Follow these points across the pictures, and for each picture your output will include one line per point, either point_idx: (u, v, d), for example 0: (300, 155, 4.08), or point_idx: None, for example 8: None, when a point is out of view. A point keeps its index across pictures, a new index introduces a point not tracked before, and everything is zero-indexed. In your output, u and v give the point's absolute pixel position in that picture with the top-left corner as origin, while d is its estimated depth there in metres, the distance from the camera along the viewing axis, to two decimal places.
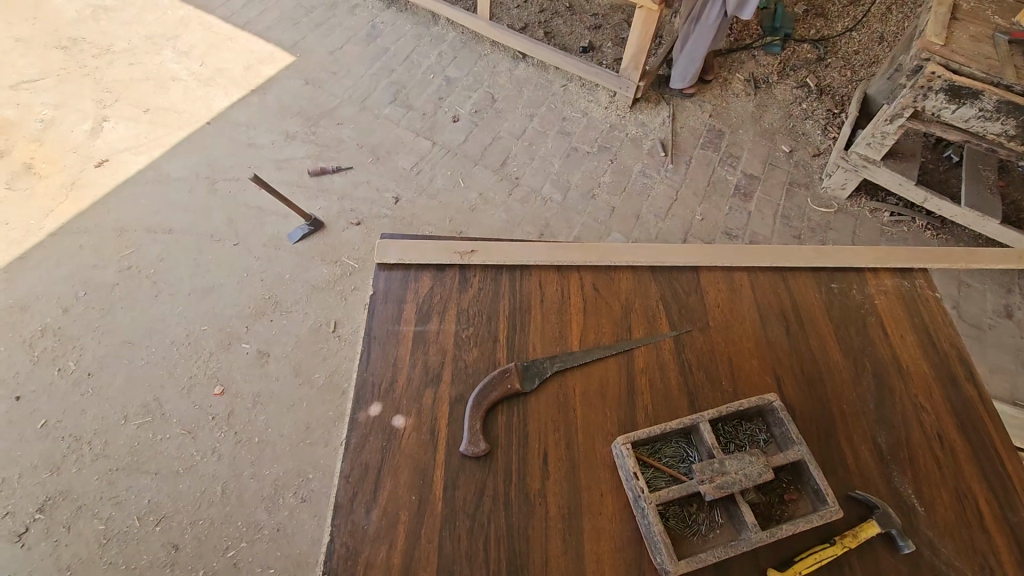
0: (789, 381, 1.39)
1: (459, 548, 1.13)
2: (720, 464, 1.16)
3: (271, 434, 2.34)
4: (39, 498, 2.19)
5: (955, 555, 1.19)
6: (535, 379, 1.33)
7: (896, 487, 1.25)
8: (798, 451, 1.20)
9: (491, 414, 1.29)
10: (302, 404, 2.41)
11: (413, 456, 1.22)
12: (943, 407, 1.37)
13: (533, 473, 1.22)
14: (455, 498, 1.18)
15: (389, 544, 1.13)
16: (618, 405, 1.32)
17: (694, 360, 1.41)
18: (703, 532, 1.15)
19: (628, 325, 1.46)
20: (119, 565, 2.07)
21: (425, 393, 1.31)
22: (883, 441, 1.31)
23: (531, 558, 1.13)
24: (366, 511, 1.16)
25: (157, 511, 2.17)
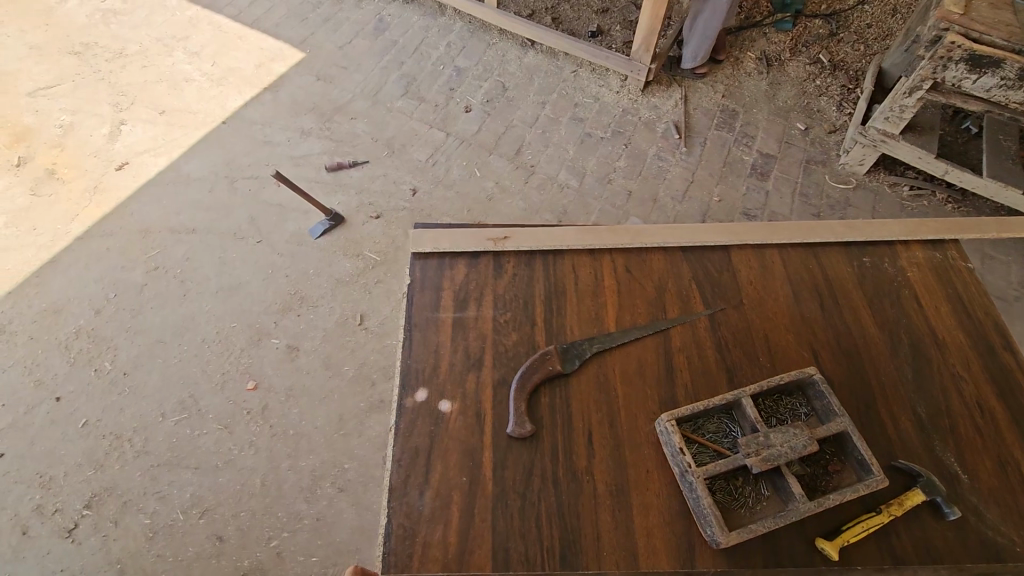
0: (825, 354, 1.40)
1: (512, 526, 1.16)
2: (765, 438, 1.18)
3: (305, 426, 2.38)
4: (85, 494, 2.25)
5: (1002, 520, 1.20)
6: (575, 361, 1.35)
7: (939, 455, 1.27)
8: (840, 422, 1.21)
9: (534, 395, 1.32)
10: (334, 396, 2.45)
11: (461, 438, 1.25)
12: (981, 375, 1.38)
13: (579, 451, 1.24)
14: (505, 478, 1.21)
15: (445, 524, 1.15)
16: (658, 383, 1.35)
17: (729, 337, 1.43)
18: (751, 504, 1.17)
19: (663, 305, 1.48)
20: (166, 557, 2.13)
21: (468, 377, 1.34)
22: (923, 410, 1.33)
23: (583, 534, 1.15)
24: (420, 493, 1.19)
25: (200, 504, 2.22)
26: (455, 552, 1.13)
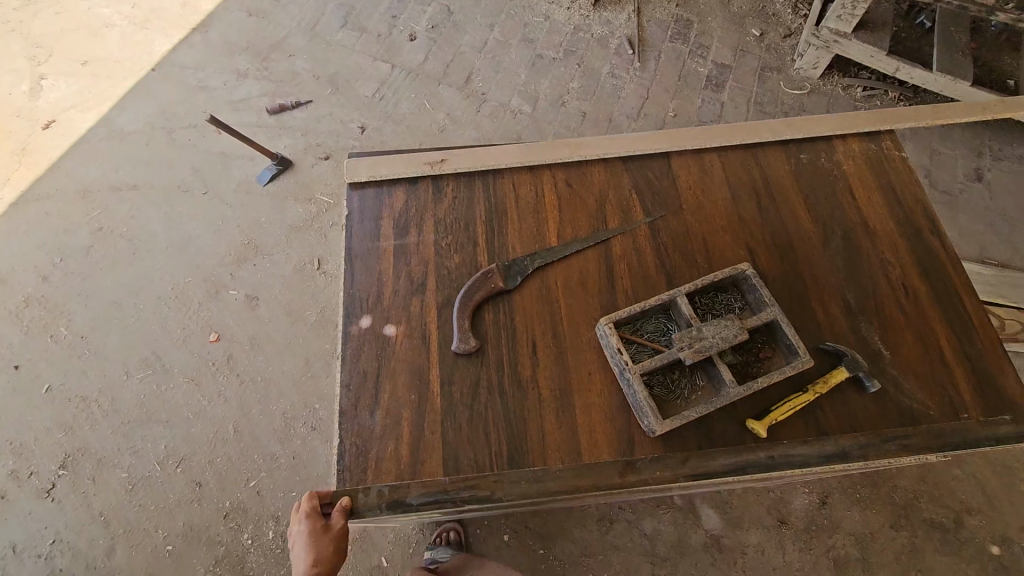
0: (761, 251, 1.44)
1: (461, 435, 1.21)
2: (698, 331, 1.22)
3: (273, 372, 2.40)
4: (60, 454, 2.28)
5: (918, 389, 1.28)
6: (517, 277, 1.36)
7: (863, 337, 1.34)
8: (770, 311, 1.26)
9: (478, 313, 1.34)
10: (299, 339, 2.46)
11: (409, 359, 1.28)
12: (907, 259, 1.43)
13: (524, 362, 1.28)
14: (452, 392, 1.25)
15: (396, 439, 1.20)
16: (599, 291, 1.37)
17: (669, 242, 1.44)
18: (686, 395, 1.23)
19: (603, 215, 1.47)
20: (148, 505, 2.18)
21: (413, 301, 1.34)
22: (852, 296, 1.38)
23: (529, 436, 1.21)
24: (370, 413, 1.22)
25: (175, 455, 2.27)
26: (406, 463, 1.18)
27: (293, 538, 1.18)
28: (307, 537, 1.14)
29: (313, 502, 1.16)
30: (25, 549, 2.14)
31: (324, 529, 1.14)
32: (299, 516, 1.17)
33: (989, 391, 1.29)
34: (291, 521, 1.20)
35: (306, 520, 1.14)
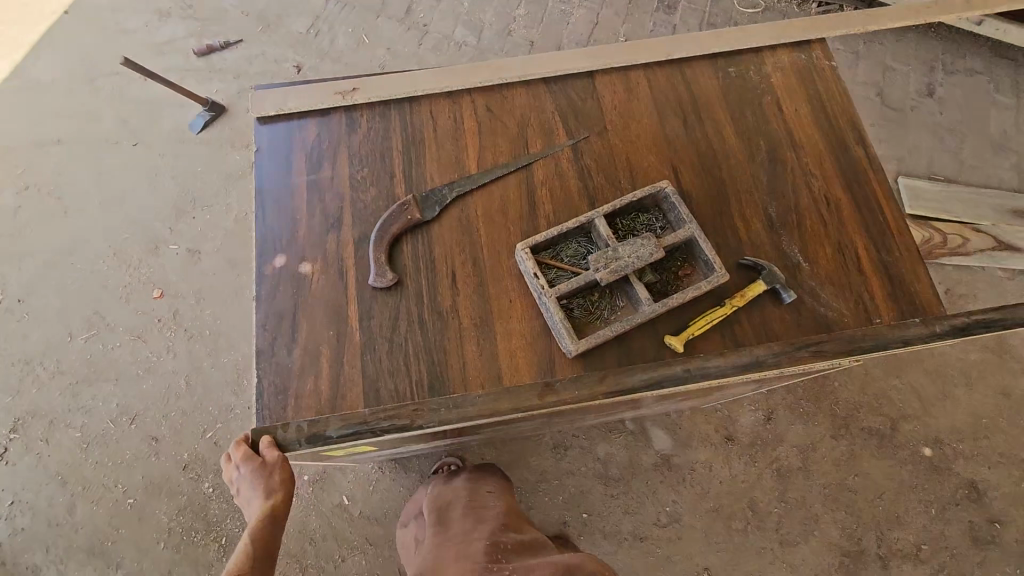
0: (685, 170, 1.41)
1: (381, 368, 1.20)
2: (614, 251, 1.21)
3: (222, 326, 2.37)
4: (10, 416, 2.25)
5: (833, 298, 1.30)
6: (435, 208, 1.33)
7: (783, 250, 1.34)
8: (687, 229, 1.25)
9: (396, 246, 1.30)
10: (245, 291, 2.41)
11: (326, 296, 1.25)
12: (831, 170, 1.42)
13: (443, 292, 1.27)
14: (371, 326, 1.23)
15: (315, 375, 1.19)
16: (520, 218, 1.34)
17: (593, 164, 1.40)
18: (606, 316, 1.23)
19: (525, 140, 1.42)
20: (105, 462, 2.19)
21: (328, 238, 1.31)
22: (774, 210, 1.38)
23: (450, 364, 1.22)
24: (288, 351, 1.21)
25: (128, 412, 2.25)
26: (327, 398, 1.18)
27: (237, 487, 1.14)
28: (249, 479, 1.11)
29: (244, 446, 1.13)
30: None
31: (263, 466, 1.11)
32: (235, 464, 1.14)
33: (903, 296, 1.31)
34: (230, 474, 1.16)
35: (243, 464, 1.11)
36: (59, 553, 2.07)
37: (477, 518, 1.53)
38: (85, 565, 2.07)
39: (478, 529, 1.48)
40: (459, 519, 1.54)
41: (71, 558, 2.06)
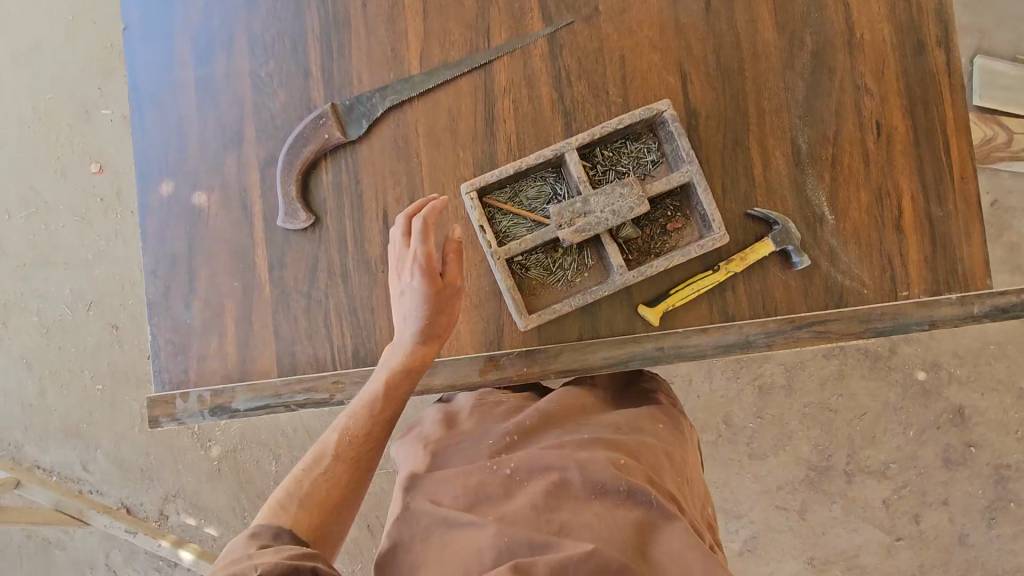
0: (698, 78, 1.05)
1: (297, 328, 1.02)
2: (583, 204, 0.94)
3: None
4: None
5: (858, 264, 1.05)
6: (361, 123, 1.01)
7: (807, 197, 1.05)
8: (685, 172, 0.96)
9: (311, 176, 1.02)
10: None
11: (227, 238, 1.02)
12: (894, 86, 1.06)
13: (373, 237, 1.02)
14: (284, 278, 1.02)
15: (219, 335, 1.01)
16: (473, 141, 1.03)
17: (575, 66, 1.04)
18: (569, 278, 1.00)
19: (485, 24, 1.04)
20: (69, 349, 2.06)
21: (226, 160, 1.02)
22: (805, 141, 1.06)
23: (379, 327, 1.02)
24: (184, 305, 1.02)
25: (85, 299, 2.06)
26: (233, 361, 1.01)
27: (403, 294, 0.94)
28: (423, 300, 0.91)
29: (427, 256, 0.90)
30: None
31: (439, 299, 0.92)
32: (411, 269, 0.92)
33: (945, 263, 1.06)
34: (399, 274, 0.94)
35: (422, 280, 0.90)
36: (39, 432, 2.07)
37: (487, 403, 1.04)
38: (66, 444, 2.08)
39: (484, 416, 1.00)
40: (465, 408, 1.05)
41: (50, 437, 2.06)
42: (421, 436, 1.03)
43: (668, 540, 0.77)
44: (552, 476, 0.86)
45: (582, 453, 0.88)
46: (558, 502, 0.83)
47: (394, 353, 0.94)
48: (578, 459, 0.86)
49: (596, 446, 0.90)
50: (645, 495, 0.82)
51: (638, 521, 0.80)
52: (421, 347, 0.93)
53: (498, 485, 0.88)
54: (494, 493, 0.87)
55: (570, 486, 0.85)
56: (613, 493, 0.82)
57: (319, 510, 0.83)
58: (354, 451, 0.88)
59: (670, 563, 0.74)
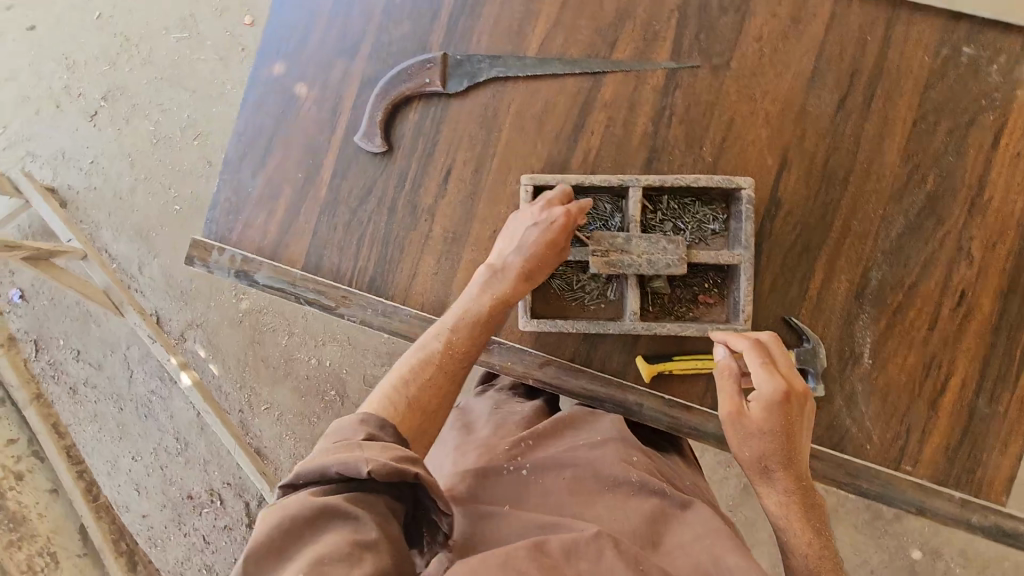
0: (796, 170, 1.01)
1: (332, 236, 1.10)
2: (625, 241, 0.94)
3: None
4: (101, 63, 2.16)
5: (873, 417, 0.98)
6: (463, 81, 1.07)
7: (852, 333, 0.99)
8: (736, 255, 0.94)
9: (401, 110, 1.09)
10: None
11: (309, 132, 1.11)
12: (999, 262, 0.98)
13: (429, 187, 1.08)
14: (341, 188, 1.10)
15: (268, 213, 1.11)
16: (554, 138, 1.07)
17: (681, 109, 1.04)
18: (585, 302, 1.01)
19: (614, 37, 1.06)
20: (167, 164, 2.15)
21: (335, 65, 1.11)
22: (877, 278, 0.99)
23: (400, 268, 1.08)
24: (252, 174, 1.12)
25: (195, 128, 2.14)
26: (270, 240, 1.11)
27: (521, 236, 0.93)
28: (542, 248, 0.91)
29: (569, 215, 0.92)
30: (69, 160, 2.17)
31: (553, 251, 0.92)
32: (544, 218, 0.92)
33: (966, 460, 0.97)
34: (527, 218, 0.94)
35: (554, 231, 0.91)
36: (117, 221, 2.17)
37: (501, 412, 1.08)
38: (134, 241, 2.18)
39: (500, 424, 1.03)
40: (480, 418, 1.07)
41: (124, 230, 2.16)
42: (437, 444, 1.06)
43: (681, 530, 0.81)
44: (566, 473, 0.89)
45: (593, 452, 0.92)
46: (572, 497, 0.86)
47: (502, 281, 0.93)
48: (592, 459, 0.91)
49: (607, 445, 0.94)
50: (660, 486, 0.86)
51: (654, 510, 0.83)
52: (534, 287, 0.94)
53: (511, 481, 0.89)
54: (509, 487, 0.88)
55: (592, 480, 0.88)
56: (630, 486, 0.86)
57: (417, 416, 0.84)
58: (449, 365, 0.89)
59: (680, 553, 0.77)
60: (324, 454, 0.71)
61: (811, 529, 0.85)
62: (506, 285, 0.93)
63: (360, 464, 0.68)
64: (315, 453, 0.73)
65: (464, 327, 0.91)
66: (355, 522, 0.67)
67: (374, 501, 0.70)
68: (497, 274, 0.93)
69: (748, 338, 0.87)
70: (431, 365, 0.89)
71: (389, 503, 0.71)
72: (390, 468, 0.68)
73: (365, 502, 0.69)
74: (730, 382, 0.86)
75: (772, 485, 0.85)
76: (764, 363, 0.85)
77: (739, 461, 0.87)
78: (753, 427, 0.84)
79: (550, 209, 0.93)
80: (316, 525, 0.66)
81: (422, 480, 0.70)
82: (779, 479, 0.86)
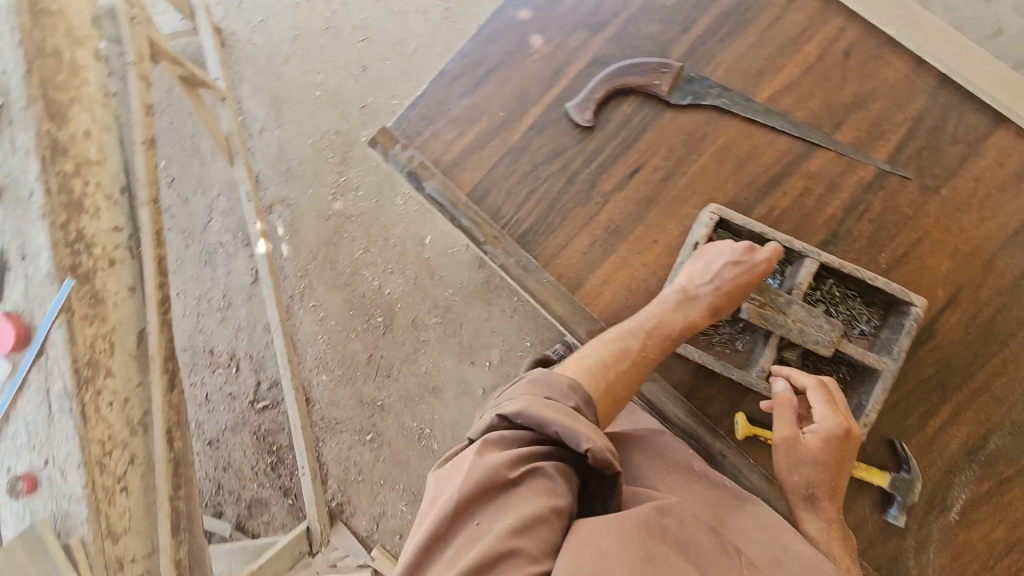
0: (962, 312, 1.02)
1: (506, 181, 1.13)
2: (785, 302, 0.96)
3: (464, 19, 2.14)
4: None
5: (936, 568, 0.98)
6: (687, 97, 1.10)
7: (950, 483, 0.99)
8: (882, 362, 0.95)
9: (617, 97, 1.13)
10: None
11: (525, 80, 1.15)
12: None
13: (612, 176, 1.11)
14: (532, 141, 1.14)
15: (458, 135, 1.15)
16: (747, 183, 1.08)
17: (877, 209, 1.05)
18: (713, 340, 1.04)
19: (842, 118, 1.08)
20: (324, 50, 2.16)
21: (575, 32, 1.15)
22: (995, 443, 0.99)
23: (554, 235, 1.11)
24: (458, 95, 1.17)
25: (363, 31, 2.15)
26: (449, 159, 1.15)
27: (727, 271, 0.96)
28: (747, 288, 0.97)
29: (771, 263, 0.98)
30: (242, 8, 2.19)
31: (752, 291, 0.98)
32: (752, 262, 0.97)
33: None
34: (732, 256, 0.97)
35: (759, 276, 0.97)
36: (257, 82, 2.17)
37: None
38: (264, 105, 2.17)
39: None
40: None
41: (261, 92, 2.16)
42: None
43: (743, 521, 0.86)
44: (631, 454, 0.99)
45: (651, 440, 0.99)
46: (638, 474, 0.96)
47: (701, 307, 0.97)
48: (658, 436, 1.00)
49: (664, 434, 1.00)
50: (719, 481, 0.92)
51: (716, 499, 0.90)
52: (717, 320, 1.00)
53: None
54: None
55: (655, 460, 0.96)
56: (690, 475, 0.93)
57: (612, 400, 0.93)
58: (640, 366, 0.95)
59: (747, 539, 0.83)
60: (545, 411, 0.82)
61: (850, 556, 0.88)
62: (703, 312, 0.97)
63: (583, 440, 0.79)
64: (533, 403, 0.83)
65: (657, 338, 0.96)
66: (559, 487, 0.78)
67: (568, 471, 0.82)
68: (696, 301, 0.97)
69: (814, 377, 0.95)
70: (627, 359, 0.94)
71: (575, 476, 0.83)
72: (605, 456, 0.79)
73: (563, 470, 0.81)
74: (788, 412, 0.94)
75: (815, 513, 0.92)
76: (824, 401, 0.93)
77: (784, 486, 0.94)
78: (804, 456, 0.92)
79: (754, 253, 0.98)
80: (524, 477, 0.77)
81: (615, 471, 0.82)
82: (823, 506, 0.92)
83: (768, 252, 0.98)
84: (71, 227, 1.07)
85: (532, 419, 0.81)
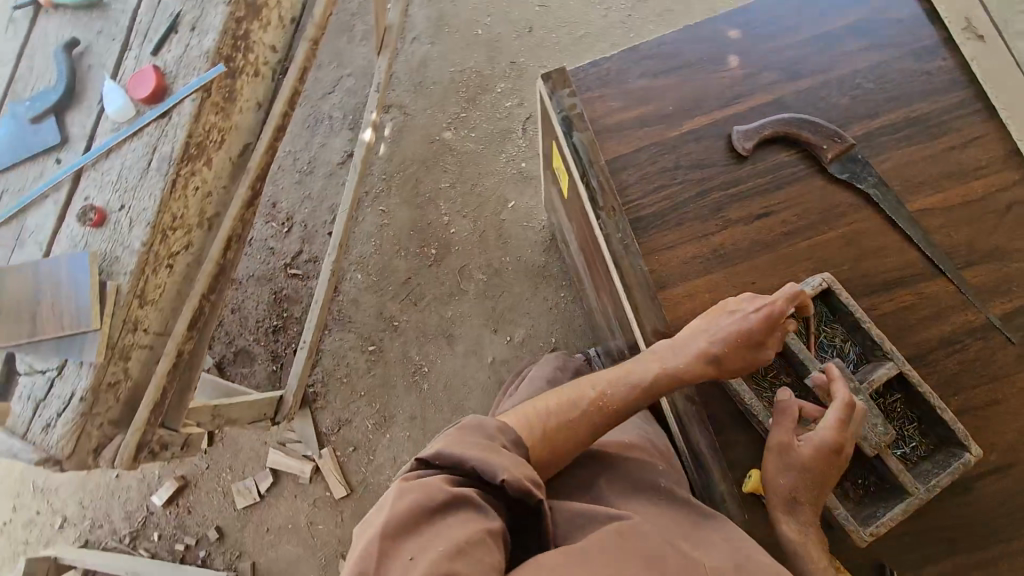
0: (1003, 484, 1.02)
1: (647, 168, 1.16)
2: (852, 389, 0.99)
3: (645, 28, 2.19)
4: None
5: None
6: (844, 173, 1.13)
7: None
8: (915, 486, 0.96)
9: (779, 144, 1.16)
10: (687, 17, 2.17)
11: (706, 90, 1.19)
12: None
13: (742, 209, 1.14)
14: (687, 144, 1.17)
15: (622, 108, 1.19)
16: (861, 274, 1.10)
17: (969, 355, 1.06)
18: (765, 394, 1.05)
19: (974, 260, 1.09)
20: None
21: (769, 71, 1.19)
22: None
23: (665, 235, 1.14)
24: (639, 75, 1.21)
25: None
26: (605, 125, 1.19)
27: (707, 331, 0.98)
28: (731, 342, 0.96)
29: (764, 320, 0.97)
30: None
31: (745, 348, 0.97)
32: (733, 322, 0.98)
33: None
34: (714, 319, 1.00)
35: (745, 331, 0.96)
36: None
37: None
38: (429, 18, 2.23)
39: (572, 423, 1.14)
40: None
41: (434, 6, 2.23)
42: None
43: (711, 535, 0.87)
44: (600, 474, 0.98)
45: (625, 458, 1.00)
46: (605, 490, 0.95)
47: (679, 357, 0.98)
48: (624, 461, 1.00)
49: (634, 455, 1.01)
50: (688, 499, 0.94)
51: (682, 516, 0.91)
52: (716, 372, 0.98)
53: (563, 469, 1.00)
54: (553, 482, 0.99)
55: (620, 483, 0.96)
56: (656, 492, 0.95)
57: (564, 439, 0.93)
58: (598, 412, 0.96)
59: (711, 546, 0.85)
60: (460, 448, 0.80)
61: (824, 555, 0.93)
62: (684, 361, 0.98)
63: (500, 470, 0.78)
64: (445, 444, 0.81)
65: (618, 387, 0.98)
66: (491, 514, 0.77)
67: (493, 504, 0.80)
68: (672, 353, 0.99)
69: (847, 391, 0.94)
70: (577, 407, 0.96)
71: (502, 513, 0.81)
72: (524, 484, 0.79)
73: (487, 502, 0.79)
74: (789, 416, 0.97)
75: (792, 517, 0.94)
76: (840, 416, 0.92)
77: (770, 487, 0.96)
78: (794, 462, 0.94)
79: (741, 312, 0.98)
80: (445, 510, 0.74)
81: (541, 504, 0.81)
82: (802, 512, 0.94)
83: (768, 301, 0.98)
84: (243, 24, 1.20)
85: (451, 457, 0.80)
